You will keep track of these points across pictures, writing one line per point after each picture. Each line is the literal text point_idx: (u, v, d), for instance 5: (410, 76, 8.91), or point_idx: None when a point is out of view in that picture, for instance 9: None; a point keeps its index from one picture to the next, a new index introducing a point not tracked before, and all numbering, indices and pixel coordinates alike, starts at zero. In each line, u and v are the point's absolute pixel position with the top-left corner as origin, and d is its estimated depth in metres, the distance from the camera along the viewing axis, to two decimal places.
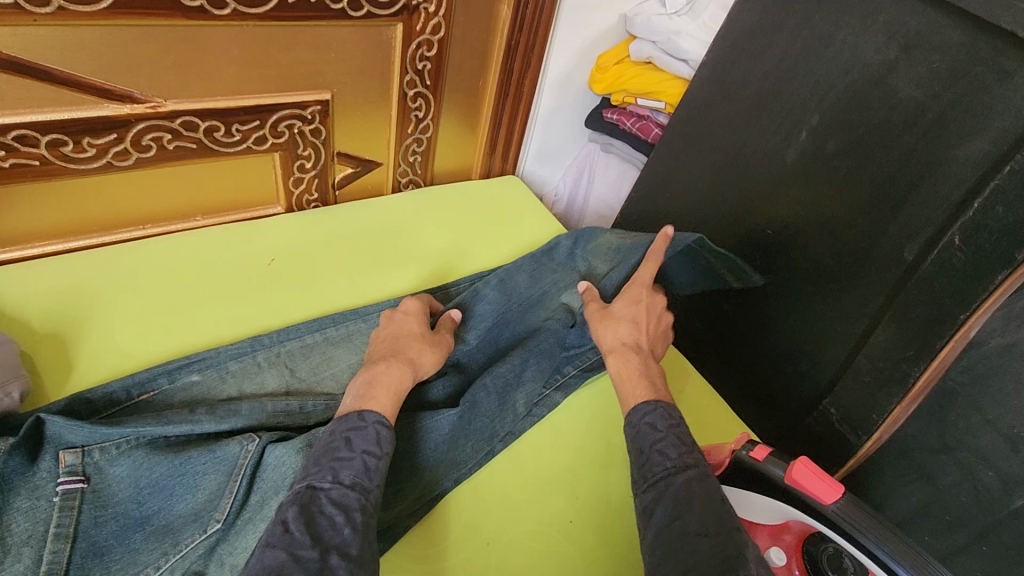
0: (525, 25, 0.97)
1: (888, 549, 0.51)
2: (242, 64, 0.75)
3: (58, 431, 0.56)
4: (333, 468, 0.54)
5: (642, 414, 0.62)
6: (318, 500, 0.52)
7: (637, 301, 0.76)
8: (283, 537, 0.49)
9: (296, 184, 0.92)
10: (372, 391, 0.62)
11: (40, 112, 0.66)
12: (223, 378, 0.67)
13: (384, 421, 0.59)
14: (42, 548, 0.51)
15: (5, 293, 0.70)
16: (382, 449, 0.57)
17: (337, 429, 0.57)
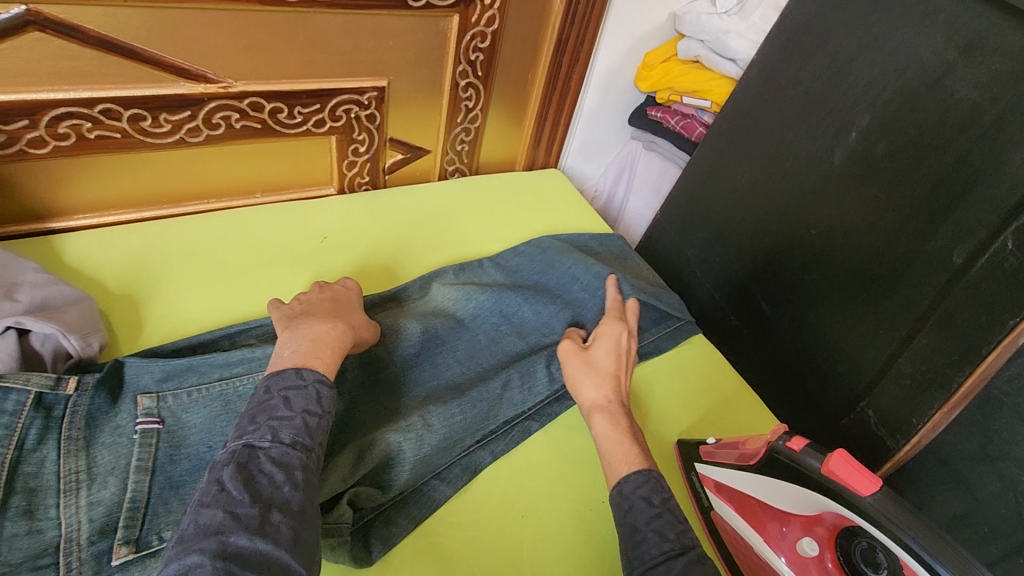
0: (576, 21, 0.98)
1: (924, 544, 0.49)
2: (307, 49, 0.79)
3: (136, 376, 0.62)
4: (272, 428, 0.52)
5: (635, 486, 0.59)
6: (256, 459, 0.50)
7: (616, 349, 0.74)
8: (221, 496, 0.47)
9: (349, 167, 0.96)
10: (316, 348, 0.61)
11: (123, 88, 0.71)
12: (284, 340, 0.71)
13: (324, 380, 0.58)
14: (125, 478, 0.55)
15: (86, 254, 0.76)
16: (321, 408, 0.56)
17: (273, 388, 0.56)
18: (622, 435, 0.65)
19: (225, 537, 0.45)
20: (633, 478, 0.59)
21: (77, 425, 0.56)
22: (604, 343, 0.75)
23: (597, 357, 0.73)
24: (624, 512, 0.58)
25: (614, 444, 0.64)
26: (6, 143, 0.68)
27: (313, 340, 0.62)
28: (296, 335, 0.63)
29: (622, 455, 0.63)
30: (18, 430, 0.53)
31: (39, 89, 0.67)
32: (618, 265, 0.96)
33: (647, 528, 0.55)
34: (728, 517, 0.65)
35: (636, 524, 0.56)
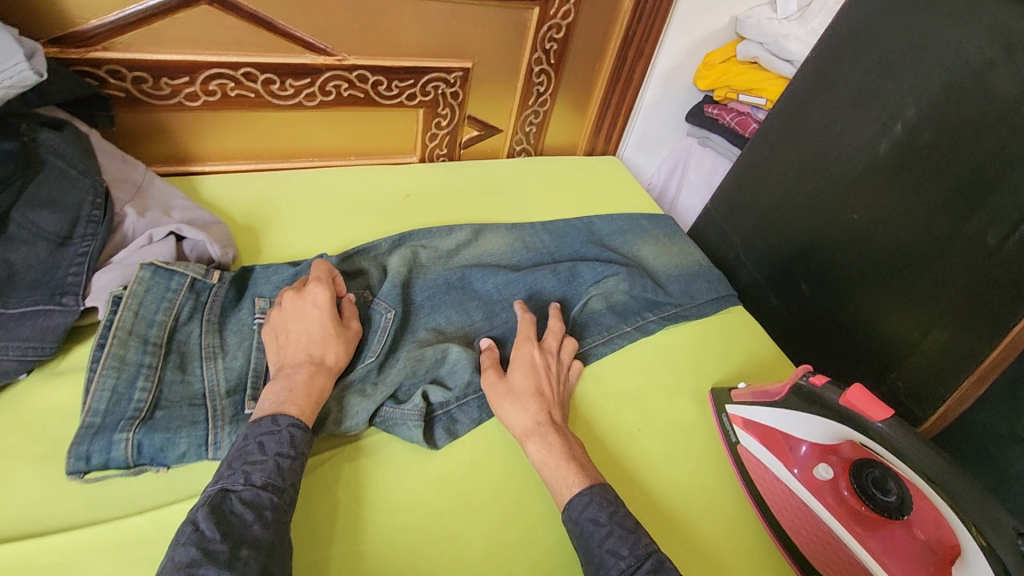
0: (643, 18, 1.09)
1: (926, 461, 0.57)
2: (408, 32, 0.92)
3: (257, 282, 0.75)
4: (246, 471, 0.53)
5: (580, 510, 0.60)
6: (229, 501, 0.50)
7: (531, 369, 0.73)
8: (194, 534, 0.47)
9: (430, 139, 1.09)
10: (292, 397, 0.60)
11: (261, 55, 0.86)
12: (377, 258, 0.85)
13: (300, 424, 0.58)
14: (249, 355, 0.67)
15: (216, 192, 0.91)
16: (296, 450, 0.56)
17: (249, 434, 0.56)
18: (557, 460, 0.64)
19: (196, 569, 0.44)
20: (578, 501, 0.60)
21: (215, 311, 0.69)
22: (520, 367, 0.73)
23: (516, 382, 0.71)
24: (577, 537, 0.59)
25: (551, 470, 0.64)
26: (169, 95, 0.85)
27: (293, 387, 0.61)
28: (278, 385, 0.61)
29: (562, 480, 0.63)
30: (177, 304, 0.67)
31: (199, 52, 0.83)
32: (666, 240, 1.05)
33: (600, 549, 0.57)
34: (753, 449, 0.72)
35: (590, 545, 0.57)
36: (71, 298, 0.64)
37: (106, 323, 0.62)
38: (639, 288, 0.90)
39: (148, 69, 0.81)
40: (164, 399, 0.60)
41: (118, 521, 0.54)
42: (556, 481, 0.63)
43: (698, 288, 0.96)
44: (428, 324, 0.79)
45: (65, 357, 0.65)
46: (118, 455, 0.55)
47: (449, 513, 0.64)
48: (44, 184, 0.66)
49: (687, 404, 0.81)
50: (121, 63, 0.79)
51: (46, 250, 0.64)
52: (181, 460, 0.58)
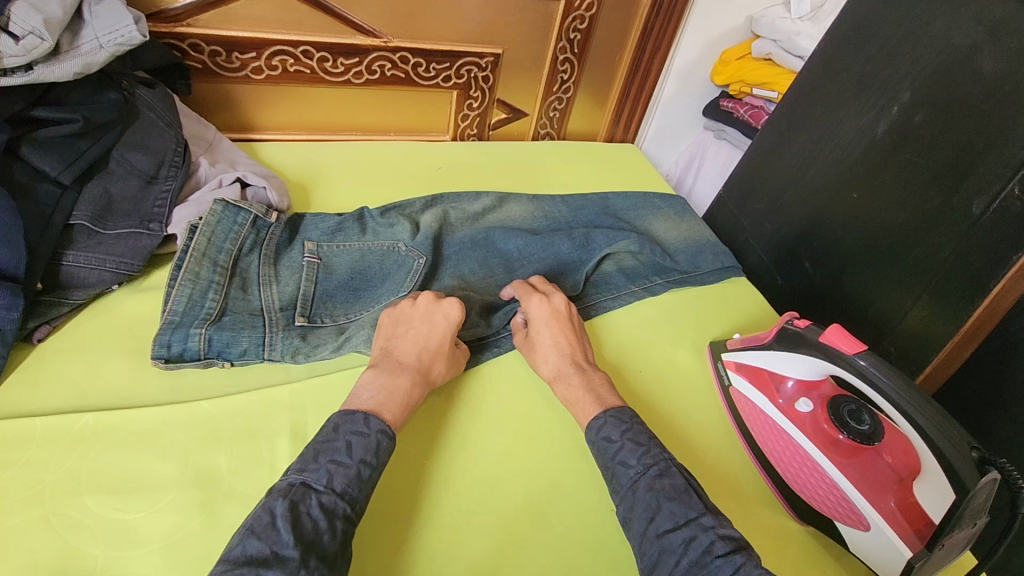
0: (661, 13, 1.18)
1: (896, 386, 0.64)
2: (446, 18, 1.03)
3: (307, 227, 0.86)
4: (330, 471, 0.55)
5: (594, 431, 0.66)
6: (308, 501, 0.53)
7: (544, 325, 0.78)
8: (270, 531, 0.50)
9: (462, 120, 1.20)
10: (388, 399, 0.64)
11: (318, 35, 0.98)
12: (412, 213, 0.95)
13: (388, 432, 0.60)
14: (299, 285, 0.77)
15: (273, 155, 1.03)
16: (379, 459, 0.59)
17: (341, 428, 0.59)
18: (579, 394, 0.71)
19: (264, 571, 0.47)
20: (591, 425, 0.67)
21: (272, 246, 0.80)
22: (533, 324, 0.79)
23: (539, 338, 0.78)
24: (597, 454, 0.66)
25: (575, 406, 0.71)
26: (238, 68, 0.97)
27: (392, 390, 0.65)
28: (380, 379, 0.65)
29: (582, 411, 0.70)
30: (241, 237, 0.78)
31: (266, 30, 0.95)
32: (677, 217, 1.11)
33: (614, 461, 0.64)
34: (744, 389, 0.79)
35: (607, 461, 0.64)
36: (157, 225, 0.75)
37: (183, 247, 0.73)
38: (648, 255, 0.98)
39: (222, 44, 0.94)
40: (230, 309, 0.71)
41: (190, 403, 0.65)
42: (577, 410, 0.71)
43: (704, 259, 1.03)
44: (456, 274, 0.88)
45: (147, 276, 0.77)
46: (192, 346, 0.66)
47: (466, 424, 0.73)
48: (137, 130, 0.78)
49: (686, 354, 0.88)
50: (201, 37, 0.92)
51: (137, 185, 0.76)
52: (242, 357, 0.69)
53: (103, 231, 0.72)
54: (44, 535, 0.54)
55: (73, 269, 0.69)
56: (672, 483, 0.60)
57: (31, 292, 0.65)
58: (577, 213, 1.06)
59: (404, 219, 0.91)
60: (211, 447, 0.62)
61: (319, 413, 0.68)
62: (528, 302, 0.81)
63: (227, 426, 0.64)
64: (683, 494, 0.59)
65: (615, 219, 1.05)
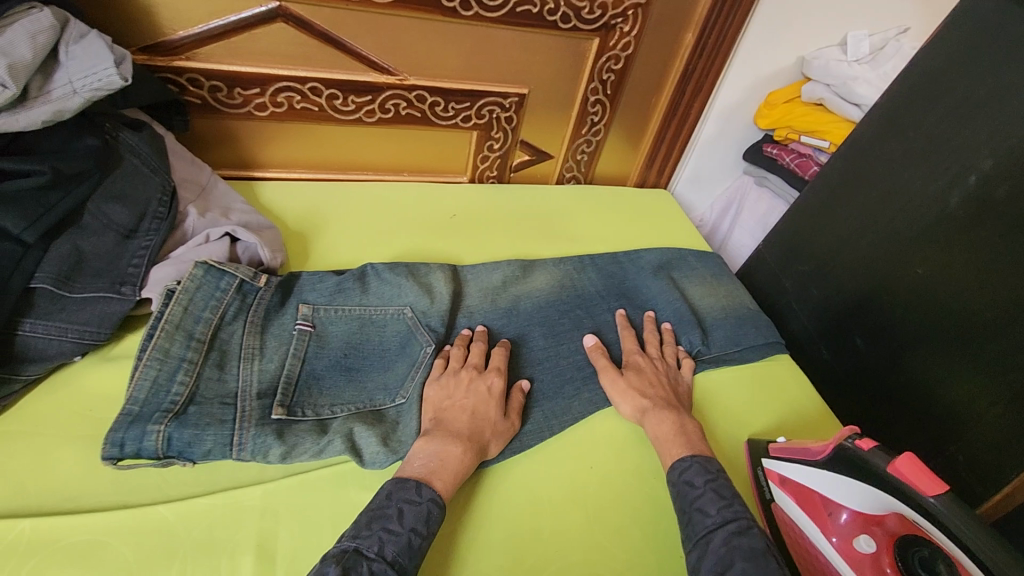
0: (705, 53, 1.08)
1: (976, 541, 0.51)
2: (467, 56, 0.95)
3: (303, 290, 0.77)
4: (382, 539, 0.53)
5: (681, 472, 0.65)
6: (359, 568, 0.50)
7: (644, 368, 0.79)
8: None
9: (481, 161, 1.11)
10: (440, 468, 0.61)
11: (328, 72, 0.90)
12: (426, 268, 0.86)
13: (439, 501, 0.58)
14: (285, 361, 0.69)
15: (275, 198, 0.95)
16: (429, 529, 0.56)
17: (395, 495, 0.57)
18: (672, 430, 0.70)
19: None
20: (680, 464, 0.66)
21: (259, 312, 0.72)
22: (631, 368, 0.79)
23: (627, 375, 0.78)
24: (675, 498, 0.64)
25: (664, 440, 0.70)
26: (240, 104, 0.90)
27: (443, 458, 0.62)
28: (431, 448, 0.62)
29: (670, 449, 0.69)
30: (223, 304, 0.69)
31: (271, 65, 0.87)
32: (715, 280, 1.00)
33: (691, 508, 0.61)
34: (791, 511, 0.67)
35: (684, 506, 0.62)
36: (130, 288, 0.68)
37: (157, 315, 0.65)
38: (681, 331, 0.87)
39: (223, 79, 0.86)
40: (199, 396, 0.62)
41: (145, 508, 0.57)
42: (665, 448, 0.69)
43: (743, 335, 0.91)
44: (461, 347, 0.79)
45: (118, 343, 0.69)
46: (149, 446, 0.57)
47: (459, 530, 0.63)
48: (119, 178, 0.71)
49: (720, 454, 0.77)
50: (200, 72, 0.84)
51: (113, 240, 0.68)
52: (206, 457, 0.59)
53: (69, 295, 0.64)
54: None
55: (30, 339, 0.61)
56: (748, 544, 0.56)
57: None
58: (603, 276, 0.96)
59: (414, 279, 0.82)
60: (162, 566, 0.53)
61: (292, 525, 0.59)
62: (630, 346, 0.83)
63: (185, 540, 0.55)
64: (760, 557, 0.54)
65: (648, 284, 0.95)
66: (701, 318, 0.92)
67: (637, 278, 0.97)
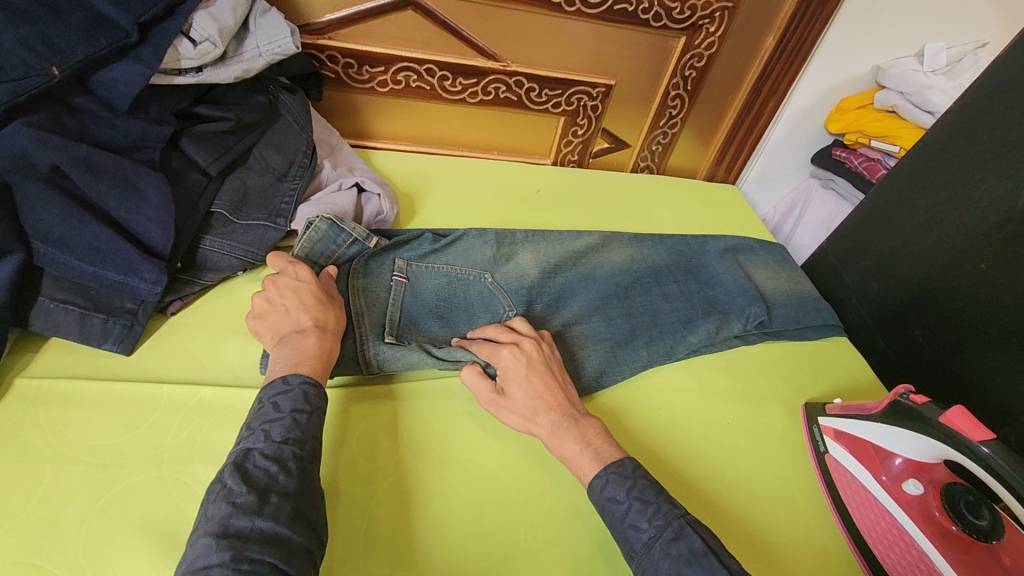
0: (783, 55, 1.16)
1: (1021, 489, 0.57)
2: (564, 48, 1.06)
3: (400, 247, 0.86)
4: (265, 431, 0.57)
5: (602, 489, 0.63)
6: (252, 458, 0.55)
7: (523, 377, 0.71)
8: (223, 491, 0.52)
9: (565, 145, 1.22)
10: (303, 357, 0.64)
11: (443, 56, 1.03)
12: (511, 234, 0.95)
13: (310, 380, 0.62)
14: (387, 306, 0.80)
15: (387, 163, 1.09)
16: (311, 404, 0.61)
17: (264, 395, 0.61)
18: (589, 443, 0.66)
19: (230, 518, 0.50)
20: (601, 484, 0.63)
21: (361, 263, 0.82)
22: (506, 380, 0.71)
23: (513, 394, 0.70)
24: (605, 516, 0.62)
25: (583, 458, 0.66)
26: (367, 80, 1.04)
27: (301, 350, 0.65)
28: (286, 350, 0.65)
29: (587, 462, 0.66)
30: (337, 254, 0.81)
31: (394, 48, 1.00)
32: (777, 266, 1.06)
33: (624, 526, 0.60)
34: (844, 460, 0.74)
35: (617, 525, 0.61)
36: (283, 220, 0.81)
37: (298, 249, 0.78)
38: (743, 304, 0.95)
39: (356, 57, 1.00)
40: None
41: None
42: (581, 465, 0.66)
43: (804, 316, 0.97)
44: (546, 303, 0.89)
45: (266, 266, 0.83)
46: None
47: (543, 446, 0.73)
48: (277, 130, 0.85)
49: (776, 412, 0.84)
50: (339, 50, 0.99)
51: (269, 181, 0.82)
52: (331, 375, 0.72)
53: (236, 221, 0.78)
54: (157, 495, 0.58)
55: (208, 252, 0.75)
56: (686, 542, 0.57)
57: (171, 271, 0.71)
58: (673, 253, 1.03)
59: (499, 248, 0.91)
60: None
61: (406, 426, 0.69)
62: (500, 352, 0.73)
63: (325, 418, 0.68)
64: (701, 558, 0.55)
65: (717, 264, 1.02)
66: (766, 296, 0.99)
67: (704, 257, 1.04)
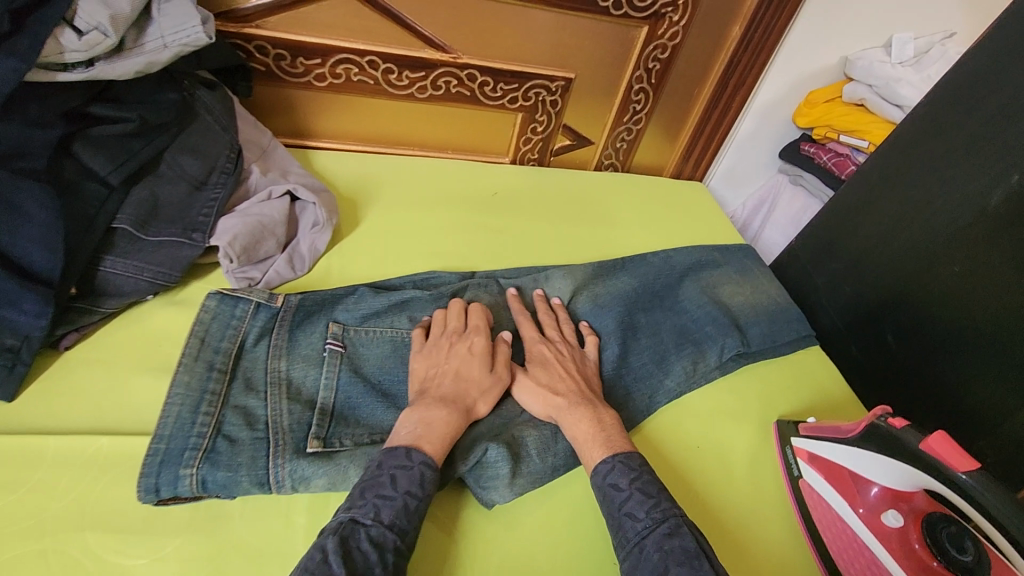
0: (750, 47, 1.10)
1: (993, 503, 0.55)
2: (519, 37, 0.98)
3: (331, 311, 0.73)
4: (376, 505, 0.54)
5: (604, 475, 0.62)
6: (357, 535, 0.52)
7: (548, 364, 0.73)
8: (322, 566, 0.49)
9: (524, 142, 1.14)
10: (426, 433, 0.61)
11: (386, 47, 0.93)
12: (470, 282, 0.84)
13: (430, 464, 0.58)
14: (315, 392, 0.66)
15: (329, 167, 1.00)
16: (423, 491, 0.57)
17: (384, 464, 0.57)
18: (602, 427, 0.67)
19: None
20: (604, 467, 0.63)
21: (283, 334, 0.69)
22: (533, 362, 0.73)
23: (535, 373, 0.72)
24: (601, 500, 0.61)
25: (591, 438, 0.66)
26: (302, 74, 0.94)
27: (429, 422, 0.62)
28: (416, 416, 0.62)
29: (594, 446, 0.65)
30: (244, 328, 0.68)
31: (331, 38, 0.91)
32: (743, 275, 1.00)
33: (619, 512, 0.59)
34: (819, 486, 0.70)
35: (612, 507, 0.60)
36: (200, 235, 0.72)
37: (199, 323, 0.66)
38: (722, 329, 0.87)
39: (287, 48, 0.90)
40: (225, 428, 0.60)
41: None
42: (586, 445, 0.66)
43: (776, 328, 0.91)
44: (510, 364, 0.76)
45: (184, 288, 0.74)
46: (185, 489, 0.55)
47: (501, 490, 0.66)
48: (193, 132, 0.75)
49: (746, 431, 0.79)
50: (268, 40, 0.89)
51: (185, 190, 0.72)
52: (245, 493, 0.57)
53: (145, 238, 0.68)
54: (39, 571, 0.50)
55: (111, 275, 0.66)
56: (683, 546, 0.56)
57: (64, 299, 0.62)
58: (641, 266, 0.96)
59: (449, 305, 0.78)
60: None
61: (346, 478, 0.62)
62: (533, 339, 0.76)
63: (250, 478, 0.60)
64: (694, 558, 0.54)
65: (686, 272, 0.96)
66: (743, 311, 0.93)
67: (677, 270, 0.96)
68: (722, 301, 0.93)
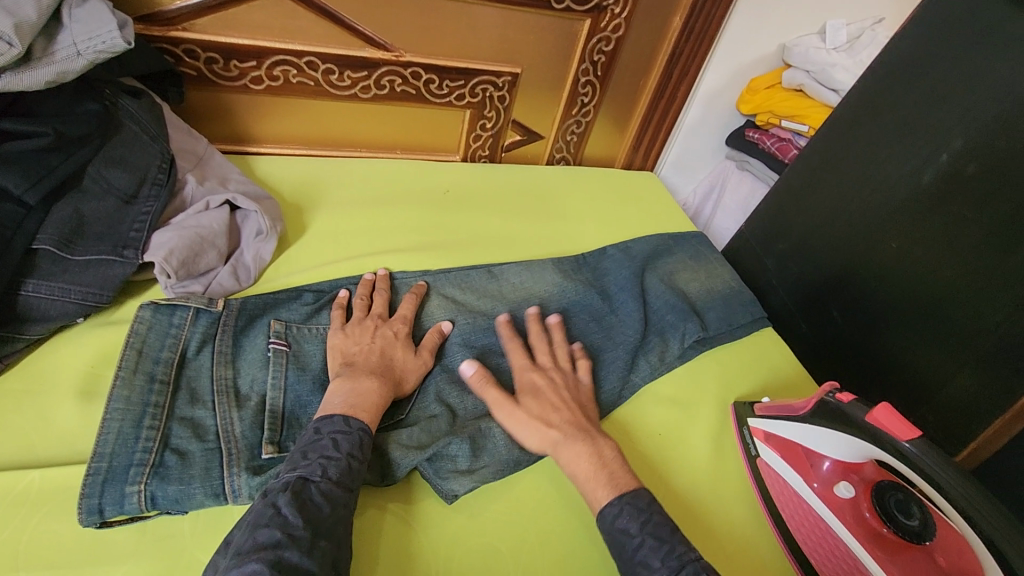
0: (691, 37, 1.12)
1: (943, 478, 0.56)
2: (462, 34, 0.96)
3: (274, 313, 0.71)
4: (323, 464, 0.54)
5: (613, 517, 0.59)
6: (310, 489, 0.52)
7: (541, 398, 0.69)
8: (276, 519, 0.49)
9: (474, 139, 1.13)
10: (360, 403, 0.61)
11: (325, 47, 0.91)
12: (442, 283, 0.84)
13: (369, 430, 0.59)
14: (263, 396, 0.63)
15: (271, 172, 0.96)
16: (364, 452, 0.57)
17: (324, 429, 0.57)
18: (599, 466, 0.63)
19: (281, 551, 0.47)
20: (613, 506, 0.59)
21: (227, 340, 0.67)
22: (522, 393, 0.70)
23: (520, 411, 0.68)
24: (610, 543, 0.59)
25: (588, 476, 0.63)
26: (237, 77, 0.90)
27: (360, 392, 0.62)
28: (346, 386, 0.62)
29: (594, 482, 0.62)
30: (183, 337, 0.65)
31: (265, 39, 0.87)
32: (696, 260, 1.02)
33: (641, 533, 0.57)
34: (776, 464, 0.72)
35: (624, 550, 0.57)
36: (132, 252, 0.68)
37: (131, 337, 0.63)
38: (678, 311, 0.88)
39: (219, 51, 0.86)
40: (173, 442, 0.57)
41: None
42: (587, 488, 0.62)
43: (729, 310, 0.93)
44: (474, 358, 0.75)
45: (117, 308, 0.70)
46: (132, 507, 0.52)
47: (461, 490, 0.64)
48: (120, 143, 0.71)
49: (704, 414, 0.80)
50: (197, 43, 0.84)
51: (114, 205, 0.68)
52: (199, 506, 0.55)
53: (70, 258, 0.64)
54: None
55: (33, 299, 0.62)
56: None
57: None
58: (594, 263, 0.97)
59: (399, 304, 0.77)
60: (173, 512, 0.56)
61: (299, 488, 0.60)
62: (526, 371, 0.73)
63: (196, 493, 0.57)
64: None
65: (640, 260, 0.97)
66: (697, 296, 0.95)
67: (630, 258, 0.98)
68: (676, 284, 0.95)
